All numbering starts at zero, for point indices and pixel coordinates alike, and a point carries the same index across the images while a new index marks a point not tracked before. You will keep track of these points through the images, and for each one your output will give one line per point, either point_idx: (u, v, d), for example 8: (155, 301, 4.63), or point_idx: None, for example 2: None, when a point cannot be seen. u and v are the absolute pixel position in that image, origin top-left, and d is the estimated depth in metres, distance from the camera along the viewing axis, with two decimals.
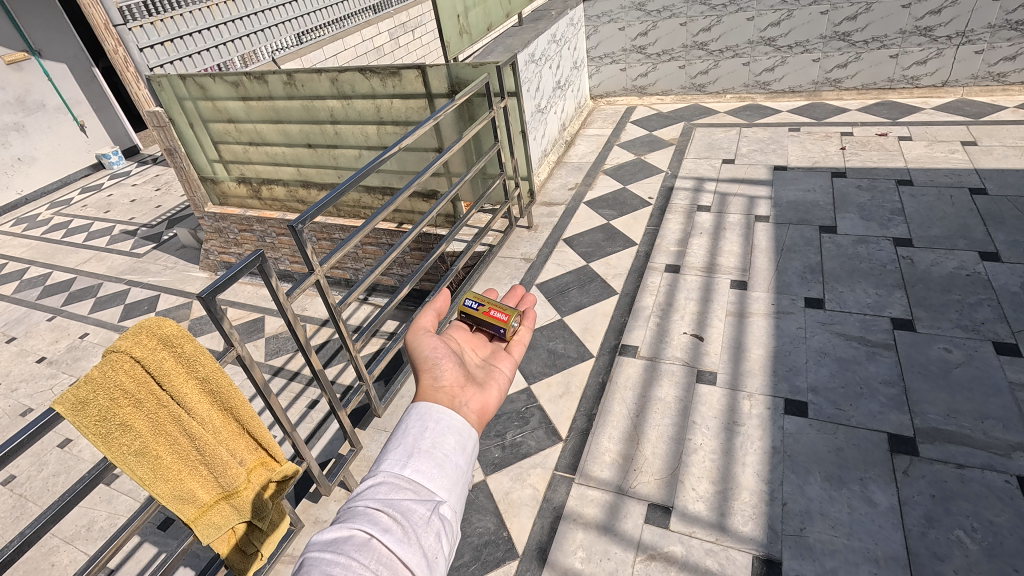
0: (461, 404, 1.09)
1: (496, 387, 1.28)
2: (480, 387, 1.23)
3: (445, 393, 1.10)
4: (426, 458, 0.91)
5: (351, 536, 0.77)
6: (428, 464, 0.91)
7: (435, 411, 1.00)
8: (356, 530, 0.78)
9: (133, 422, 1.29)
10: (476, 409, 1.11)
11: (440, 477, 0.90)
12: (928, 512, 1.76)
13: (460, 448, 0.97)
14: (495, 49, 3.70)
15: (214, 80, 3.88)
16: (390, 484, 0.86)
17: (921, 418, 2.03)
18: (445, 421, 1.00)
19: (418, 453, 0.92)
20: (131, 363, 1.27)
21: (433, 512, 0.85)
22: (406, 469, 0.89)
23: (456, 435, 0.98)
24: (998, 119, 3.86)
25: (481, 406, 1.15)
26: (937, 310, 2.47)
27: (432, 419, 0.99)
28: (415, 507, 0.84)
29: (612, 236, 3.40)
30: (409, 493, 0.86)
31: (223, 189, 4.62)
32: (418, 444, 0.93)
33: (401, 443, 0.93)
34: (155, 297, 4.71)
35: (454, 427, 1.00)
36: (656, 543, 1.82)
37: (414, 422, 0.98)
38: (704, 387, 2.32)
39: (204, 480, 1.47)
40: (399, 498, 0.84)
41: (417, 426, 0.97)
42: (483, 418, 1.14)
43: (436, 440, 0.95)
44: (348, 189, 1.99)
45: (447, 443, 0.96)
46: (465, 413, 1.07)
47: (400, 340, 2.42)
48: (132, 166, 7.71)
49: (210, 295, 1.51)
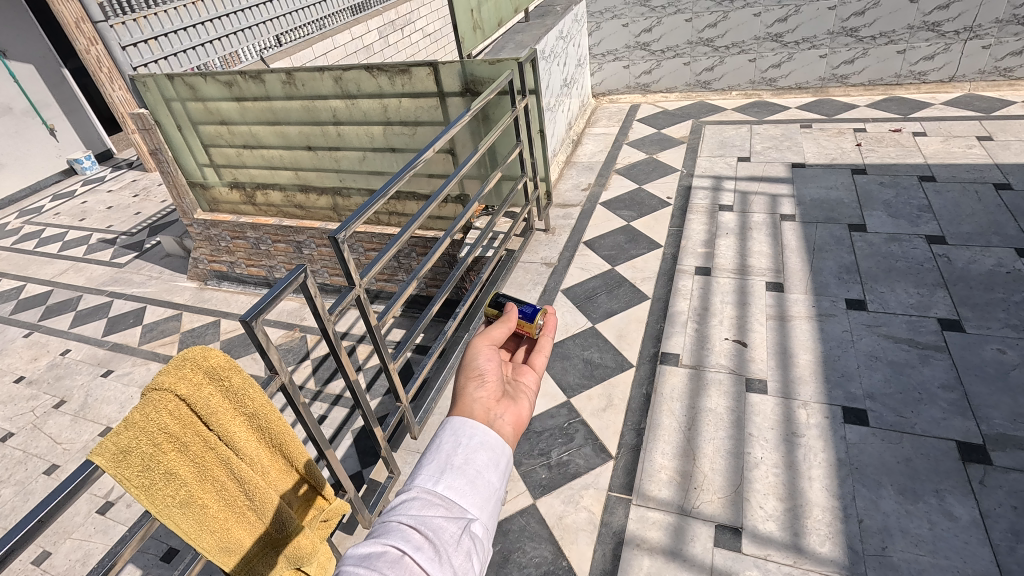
0: (493, 414, 0.87)
1: (527, 394, 1.01)
2: (510, 394, 0.98)
3: (479, 403, 0.88)
4: (458, 472, 0.74)
5: (383, 552, 0.62)
6: (461, 478, 0.73)
7: (468, 425, 0.80)
8: (387, 545, 0.63)
9: (178, 469, 1.09)
10: (513, 419, 0.88)
11: (473, 492, 0.72)
12: (1012, 525, 1.69)
13: (493, 466, 0.77)
14: (506, 45, 3.55)
15: (206, 79, 3.64)
16: (421, 497, 0.70)
17: (988, 424, 1.97)
18: (479, 437, 0.79)
19: (450, 466, 0.74)
20: (177, 402, 1.08)
21: (465, 530, 0.69)
22: (439, 483, 0.72)
23: (488, 451, 0.78)
24: (1009, 113, 3.87)
25: (516, 415, 0.90)
26: (984, 309, 2.41)
27: (464, 435, 0.78)
28: (445, 525, 0.68)
29: (634, 237, 3.28)
30: (440, 509, 0.69)
31: (214, 194, 4.36)
32: (450, 459, 0.75)
33: (430, 457, 0.75)
34: (142, 308, 4.44)
35: (485, 443, 0.78)
36: (730, 568, 1.71)
37: (447, 437, 0.78)
38: (755, 396, 2.22)
39: (252, 528, 1.27)
40: (431, 514, 0.68)
41: (450, 442, 0.77)
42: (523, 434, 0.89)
43: (469, 456, 0.76)
44: (387, 194, 1.82)
45: (480, 459, 0.76)
46: (500, 426, 0.85)
47: (433, 357, 2.24)
48: (106, 172, 7.35)
49: (253, 318, 1.33)
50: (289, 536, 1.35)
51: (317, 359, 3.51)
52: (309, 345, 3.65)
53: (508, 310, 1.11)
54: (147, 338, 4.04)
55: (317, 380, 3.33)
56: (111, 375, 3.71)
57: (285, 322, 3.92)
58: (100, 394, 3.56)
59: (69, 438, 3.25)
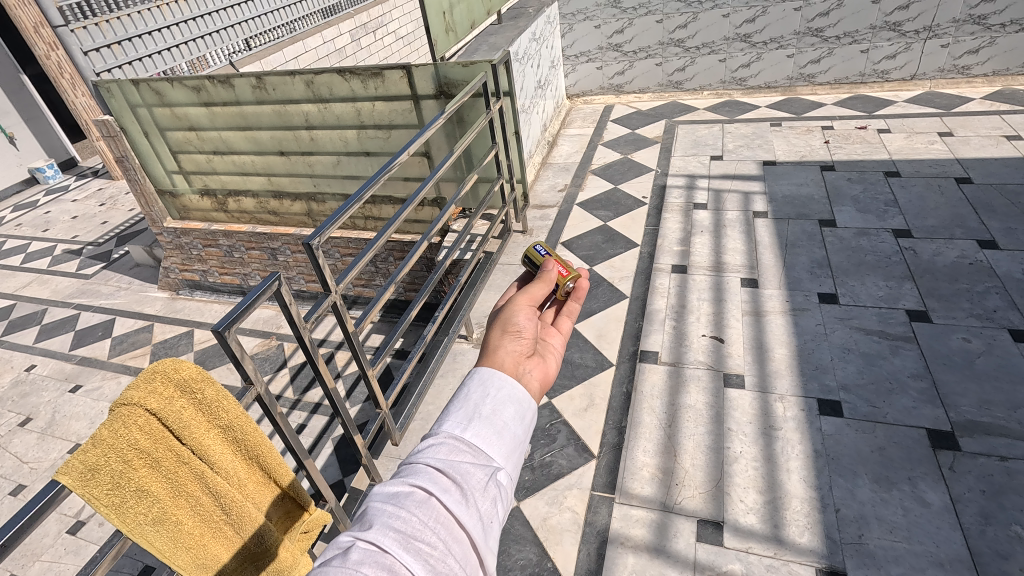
0: (522, 368, 0.87)
1: (556, 349, 1.01)
2: (539, 349, 0.98)
3: (510, 356, 0.87)
4: (485, 421, 0.74)
5: (410, 493, 0.65)
6: (489, 427, 0.74)
7: (496, 377, 0.80)
8: (414, 486, 0.66)
9: (150, 485, 1.04)
10: (539, 376, 0.88)
11: (500, 442, 0.73)
12: (982, 509, 1.74)
13: (520, 417, 0.77)
14: (480, 47, 3.55)
15: (173, 84, 3.55)
16: (448, 442, 0.71)
17: (956, 411, 2.03)
18: (507, 390, 0.79)
19: (477, 415, 0.75)
20: (147, 417, 1.03)
21: (491, 478, 0.70)
22: (466, 431, 0.73)
23: (516, 404, 0.77)
24: (968, 110, 4.01)
25: (542, 371, 0.91)
26: (950, 300, 2.49)
27: (494, 386, 0.79)
28: (472, 470, 0.69)
29: (612, 237, 3.31)
30: (467, 455, 0.71)
31: (185, 202, 4.26)
32: (478, 408, 0.75)
33: (458, 404, 0.76)
34: (111, 320, 4.31)
35: (513, 396, 0.78)
36: (713, 563, 1.72)
37: (475, 387, 0.78)
38: (733, 391, 2.25)
39: (229, 542, 1.21)
40: (457, 459, 0.70)
41: (478, 392, 0.78)
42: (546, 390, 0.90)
43: (497, 407, 0.76)
44: (361, 198, 1.79)
45: (508, 412, 0.76)
46: (528, 381, 0.84)
47: (414, 362, 2.20)
48: (70, 180, 7.12)
49: (226, 328, 1.30)
50: (268, 549, 1.30)
51: (295, 367, 3.45)
52: (286, 353, 3.59)
53: (551, 267, 1.08)
54: (117, 352, 3.92)
55: (296, 388, 3.27)
56: (79, 391, 3.59)
57: (261, 330, 3.84)
58: (68, 411, 3.44)
59: (36, 457, 3.14)
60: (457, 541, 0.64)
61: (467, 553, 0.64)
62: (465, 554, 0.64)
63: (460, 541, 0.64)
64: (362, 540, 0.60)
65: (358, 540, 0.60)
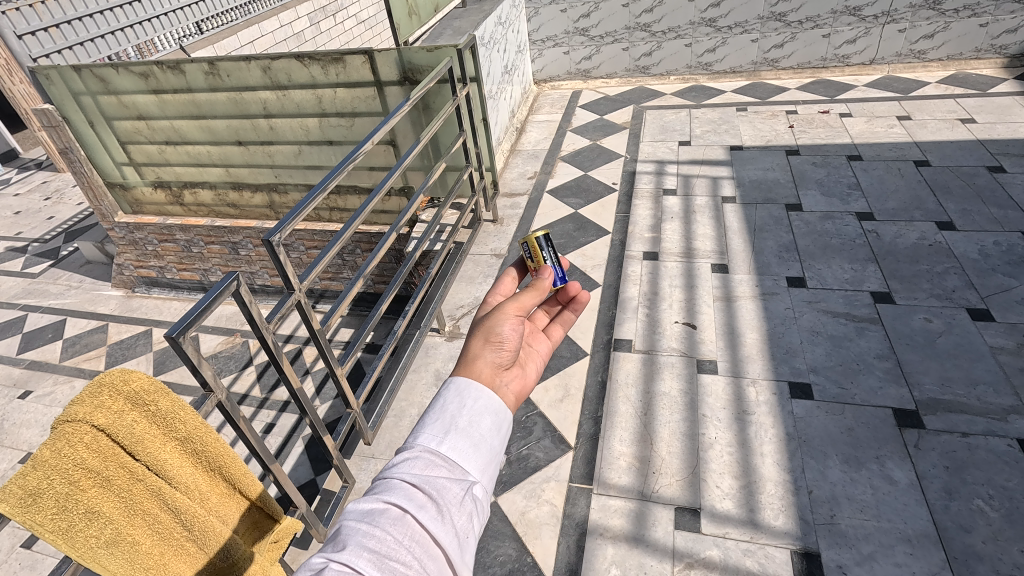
0: (499, 380, 0.83)
1: (534, 360, 1.01)
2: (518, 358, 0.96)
3: (490, 366, 0.84)
4: (462, 433, 0.71)
5: (385, 509, 0.62)
6: (465, 439, 0.71)
7: (472, 387, 0.77)
8: (389, 503, 0.63)
9: (102, 507, 0.95)
10: (515, 391, 0.86)
11: (477, 454, 0.70)
12: (946, 485, 1.80)
13: (497, 428, 0.74)
14: (444, 32, 3.46)
15: (118, 70, 3.33)
16: (424, 456, 0.68)
17: (919, 390, 2.08)
18: (485, 399, 0.76)
19: (454, 427, 0.72)
20: (93, 434, 0.94)
21: (468, 491, 0.67)
22: (443, 444, 0.69)
23: (493, 414, 0.75)
24: (924, 93, 4.12)
25: (520, 383, 0.90)
26: (911, 281, 2.55)
27: (470, 396, 0.76)
28: (448, 485, 0.66)
29: (583, 225, 3.28)
30: (444, 469, 0.67)
31: (137, 195, 4.05)
32: (454, 419, 0.72)
33: (434, 416, 0.72)
34: (62, 321, 4.08)
35: (491, 407, 0.75)
36: (692, 549, 1.73)
37: (451, 398, 0.75)
38: (707, 377, 2.26)
39: (193, 559, 1.13)
40: (434, 473, 0.67)
41: (455, 402, 0.74)
42: (521, 402, 0.89)
43: (474, 418, 0.73)
44: (325, 190, 1.71)
45: (485, 423, 0.73)
46: (505, 393, 0.82)
47: (383, 360, 2.10)
48: (11, 173, 6.70)
49: (180, 334, 1.21)
50: (235, 564, 1.20)
51: (262, 365, 3.33)
52: (251, 351, 3.47)
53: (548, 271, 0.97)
54: (70, 354, 3.72)
55: (262, 387, 3.16)
56: (29, 397, 3.39)
57: (224, 328, 3.70)
58: (17, 418, 3.25)
59: None
60: (432, 559, 0.61)
61: (442, 570, 0.61)
62: (440, 571, 0.61)
63: (435, 558, 0.61)
64: (334, 561, 0.56)
65: (330, 562, 0.56)
